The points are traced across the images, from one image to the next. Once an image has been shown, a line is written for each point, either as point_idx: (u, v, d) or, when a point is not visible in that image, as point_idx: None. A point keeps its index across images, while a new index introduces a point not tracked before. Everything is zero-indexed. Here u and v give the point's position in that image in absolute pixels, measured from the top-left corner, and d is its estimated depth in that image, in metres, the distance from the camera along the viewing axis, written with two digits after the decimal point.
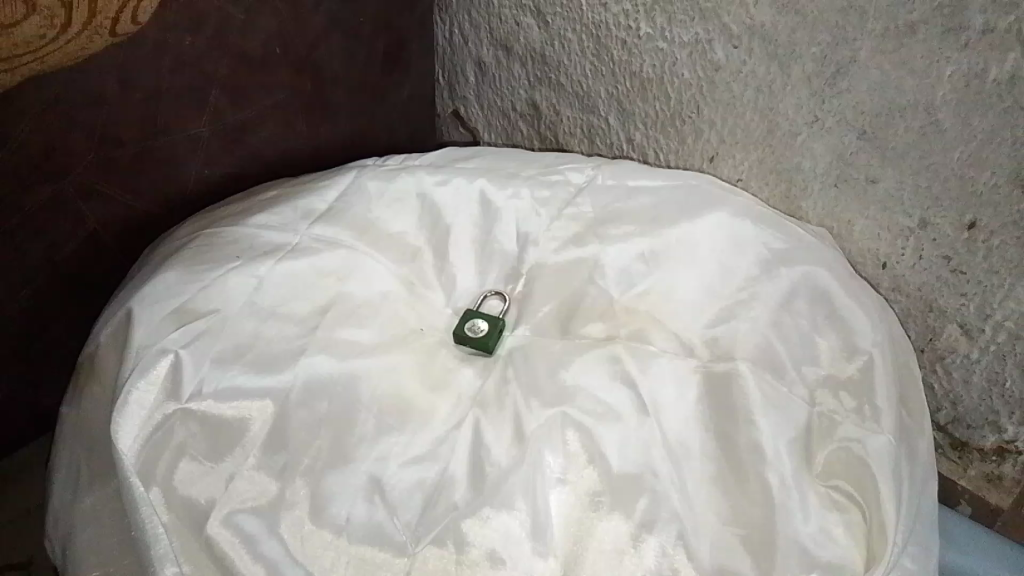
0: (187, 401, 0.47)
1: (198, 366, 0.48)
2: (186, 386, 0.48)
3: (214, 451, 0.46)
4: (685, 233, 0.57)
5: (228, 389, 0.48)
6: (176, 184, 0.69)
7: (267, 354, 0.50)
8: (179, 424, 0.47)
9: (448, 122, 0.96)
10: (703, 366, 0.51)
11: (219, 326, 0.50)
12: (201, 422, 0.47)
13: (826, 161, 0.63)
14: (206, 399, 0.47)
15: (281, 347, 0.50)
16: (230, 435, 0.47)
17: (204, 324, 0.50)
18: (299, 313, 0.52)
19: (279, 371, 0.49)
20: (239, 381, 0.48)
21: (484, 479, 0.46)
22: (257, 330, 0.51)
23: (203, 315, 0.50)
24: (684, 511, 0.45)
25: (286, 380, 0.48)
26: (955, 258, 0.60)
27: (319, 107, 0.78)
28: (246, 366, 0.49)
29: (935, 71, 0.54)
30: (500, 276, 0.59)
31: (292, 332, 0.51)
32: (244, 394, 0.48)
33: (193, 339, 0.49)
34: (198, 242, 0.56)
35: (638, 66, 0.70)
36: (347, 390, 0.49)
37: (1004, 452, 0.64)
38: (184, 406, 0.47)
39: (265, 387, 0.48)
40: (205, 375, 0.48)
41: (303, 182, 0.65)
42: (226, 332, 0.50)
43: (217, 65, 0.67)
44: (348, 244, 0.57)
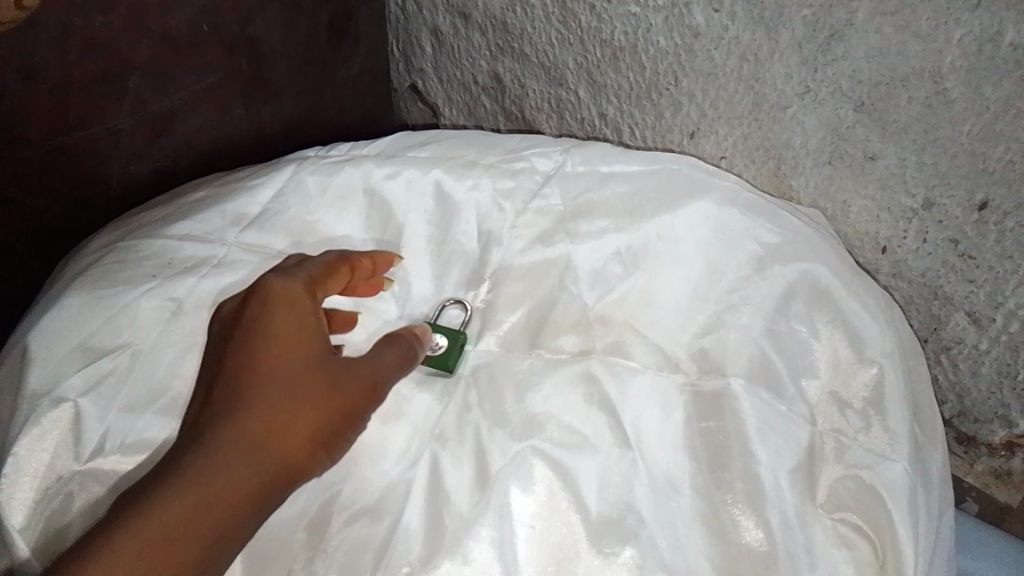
0: (87, 461, 0.43)
1: (102, 416, 0.44)
2: (90, 441, 0.44)
3: None
4: (665, 227, 0.50)
5: (135, 442, 0.44)
6: (96, 183, 0.61)
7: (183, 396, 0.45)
8: (78, 487, 0.43)
9: (406, 97, 0.88)
10: (690, 385, 0.45)
11: (130, 365, 0.46)
12: (103, 482, 0.43)
13: (819, 136, 0.56)
14: (111, 454, 0.43)
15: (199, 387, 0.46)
16: None
17: (112, 363, 0.46)
18: None
19: None
20: (145, 434, 0.44)
21: (444, 533, 0.41)
22: (172, 367, 0.46)
23: (112, 353, 0.46)
24: (672, 555, 0.40)
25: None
26: (964, 242, 0.53)
27: (258, 89, 0.70)
28: (158, 412, 0.45)
29: (943, 34, 0.47)
30: (460, 280, 0.52)
31: None
32: (155, 446, 0.44)
33: (95, 384, 0.45)
34: (113, 255, 0.51)
35: (608, 33, 0.63)
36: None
37: (1014, 447, 0.59)
38: (86, 467, 0.43)
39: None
40: (111, 426, 0.44)
41: (237, 176, 0.58)
42: (134, 374, 0.46)
43: (135, 48, 0.58)
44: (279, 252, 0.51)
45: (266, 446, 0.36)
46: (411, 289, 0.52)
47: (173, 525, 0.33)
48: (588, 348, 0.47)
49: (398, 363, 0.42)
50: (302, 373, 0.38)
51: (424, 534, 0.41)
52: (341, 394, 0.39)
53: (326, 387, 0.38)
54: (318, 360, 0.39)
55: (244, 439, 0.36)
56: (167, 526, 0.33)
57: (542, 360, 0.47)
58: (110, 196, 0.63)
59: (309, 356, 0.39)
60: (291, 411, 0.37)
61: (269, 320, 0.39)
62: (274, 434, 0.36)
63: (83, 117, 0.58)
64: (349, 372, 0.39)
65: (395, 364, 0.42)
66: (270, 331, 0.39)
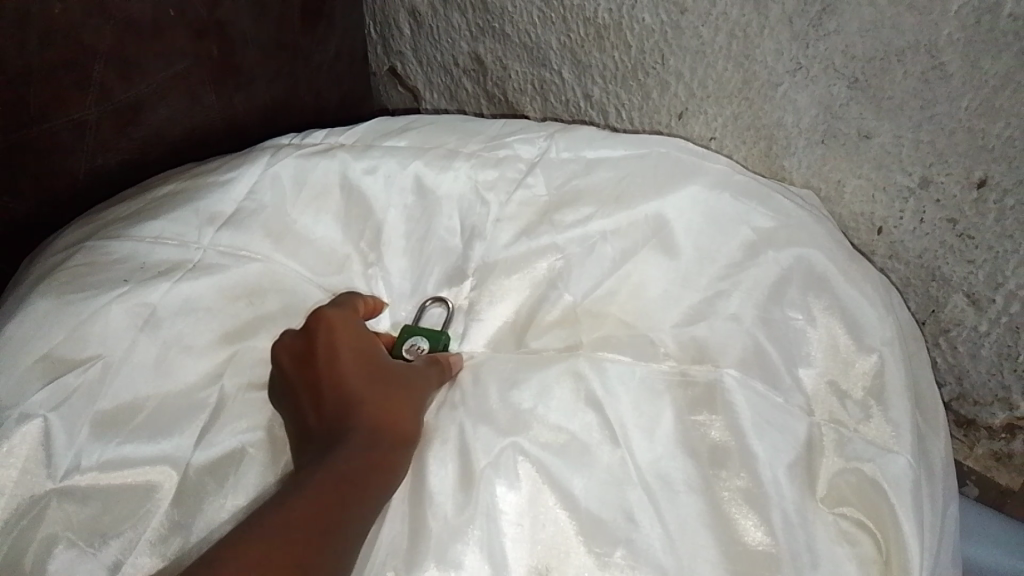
0: (62, 479, 0.42)
1: (72, 434, 0.43)
2: (62, 461, 0.42)
3: (95, 533, 0.41)
4: (655, 212, 0.48)
5: (112, 460, 0.42)
6: (62, 177, 0.59)
7: (162, 413, 0.44)
8: (51, 505, 0.41)
9: (385, 81, 0.85)
10: (680, 370, 0.44)
11: (101, 377, 0.44)
12: (79, 500, 0.41)
13: (812, 115, 0.54)
14: (88, 472, 0.42)
15: (178, 404, 0.45)
16: (119, 508, 0.42)
17: (78, 378, 0.44)
18: (194, 351, 0.46)
19: (176, 435, 0.44)
20: (124, 452, 0.43)
21: (423, 534, 0.39)
22: (149, 385, 0.45)
23: (80, 366, 0.44)
24: (668, 558, 0.38)
25: (179, 446, 0.43)
26: (962, 222, 0.51)
27: (229, 75, 0.67)
28: (136, 432, 0.43)
29: (939, 5, 0.45)
30: (442, 279, 0.51)
31: (191, 380, 0.45)
32: (133, 464, 0.43)
33: (64, 399, 0.43)
34: (78, 258, 0.48)
35: (591, 10, 0.61)
36: (274, 454, 0.44)
37: (1013, 429, 0.58)
38: (61, 485, 0.41)
39: (162, 454, 0.43)
40: (83, 446, 0.42)
41: (206, 170, 0.55)
42: (105, 388, 0.44)
43: (97, 35, 0.56)
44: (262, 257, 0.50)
45: (373, 435, 0.39)
46: (392, 287, 0.51)
47: (328, 491, 0.35)
48: (576, 343, 0.45)
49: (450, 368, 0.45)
50: (372, 378, 0.41)
51: (408, 538, 0.39)
52: (412, 388, 0.42)
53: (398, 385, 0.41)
54: (383, 368, 0.42)
55: (354, 436, 0.38)
56: (325, 496, 0.35)
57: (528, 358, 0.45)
58: (77, 191, 0.60)
59: (377, 362, 0.42)
60: (381, 405, 0.40)
61: (328, 347, 0.42)
62: (374, 425, 0.39)
63: (45, 108, 0.55)
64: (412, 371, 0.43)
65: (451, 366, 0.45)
66: (333, 356, 0.41)
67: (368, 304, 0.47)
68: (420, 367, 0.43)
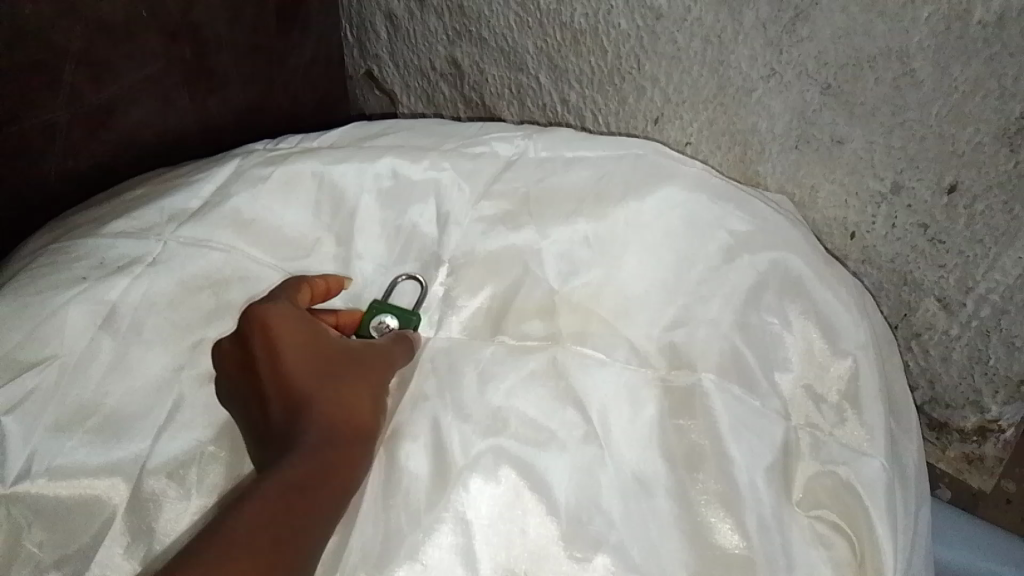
0: (13, 484, 0.41)
1: (29, 436, 0.42)
2: (14, 463, 0.41)
3: (53, 540, 0.40)
4: (631, 213, 0.47)
5: (66, 464, 0.42)
6: (31, 180, 0.58)
7: (117, 416, 0.43)
8: (4, 512, 0.40)
9: (362, 85, 0.84)
10: (660, 379, 0.43)
11: (58, 380, 0.43)
12: (33, 507, 0.41)
13: (785, 121, 0.54)
14: (40, 476, 0.41)
15: (133, 404, 0.44)
16: (74, 516, 0.41)
17: (37, 379, 0.43)
18: (155, 353, 0.45)
19: (131, 440, 0.43)
20: (78, 456, 0.42)
21: (397, 534, 0.39)
22: (104, 384, 0.44)
23: (37, 366, 0.43)
24: (644, 560, 0.38)
25: (136, 453, 0.43)
26: (933, 227, 0.52)
27: (204, 78, 0.67)
28: (91, 434, 0.43)
29: (910, 13, 0.45)
30: (418, 262, 0.49)
31: (149, 377, 0.44)
32: (88, 471, 0.42)
33: (21, 401, 0.42)
34: (40, 260, 0.48)
35: (568, 16, 0.61)
36: (235, 456, 0.43)
37: (985, 432, 0.58)
38: (11, 490, 0.41)
39: (116, 461, 0.42)
40: (37, 447, 0.42)
41: (175, 175, 0.55)
42: (63, 388, 0.43)
43: (68, 36, 0.55)
44: (222, 245, 0.49)
45: (334, 430, 0.38)
46: (363, 273, 0.49)
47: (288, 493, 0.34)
48: (556, 332, 0.45)
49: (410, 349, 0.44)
50: (329, 367, 0.39)
51: (380, 540, 0.38)
52: (370, 375, 0.41)
53: (355, 373, 0.40)
54: (340, 355, 0.40)
55: (315, 431, 0.37)
56: (285, 500, 0.34)
57: (505, 348, 0.45)
58: (45, 194, 0.59)
59: (328, 349, 0.40)
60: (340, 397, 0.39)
61: (278, 338, 0.39)
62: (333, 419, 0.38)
63: (13, 110, 0.54)
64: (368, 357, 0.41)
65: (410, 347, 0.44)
66: (283, 349, 0.39)
67: (324, 285, 0.45)
68: (377, 351, 0.42)
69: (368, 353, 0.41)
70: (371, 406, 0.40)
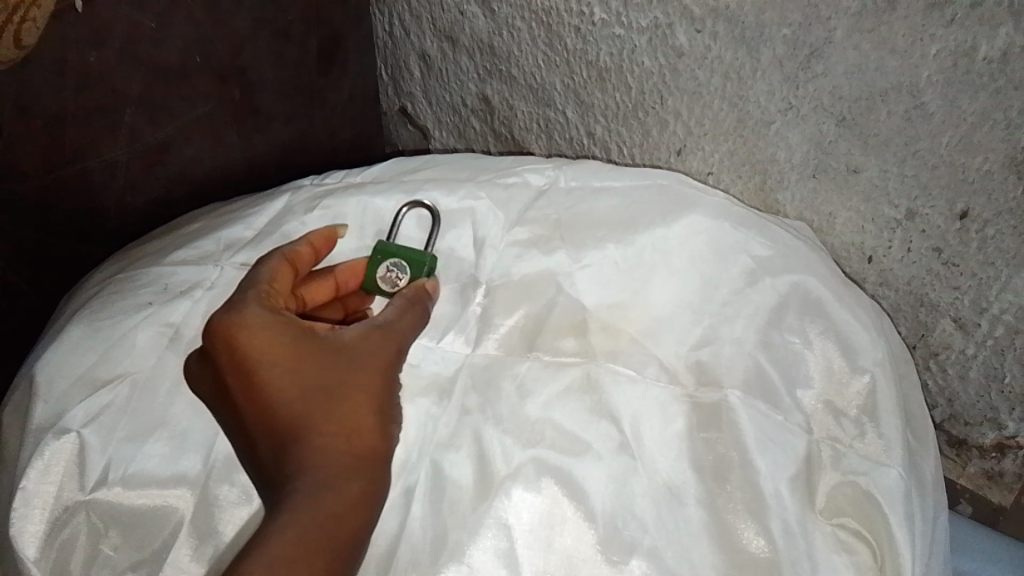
0: (91, 491, 0.44)
1: (105, 447, 0.45)
2: (93, 473, 0.45)
3: (127, 544, 0.44)
4: (659, 238, 0.50)
5: (136, 474, 0.45)
6: (93, 214, 0.62)
7: (181, 429, 0.46)
8: (84, 516, 0.44)
9: (395, 119, 0.87)
10: (688, 396, 0.46)
11: (129, 395, 0.47)
12: (107, 513, 0.44)
13: (803, 151, 0.57)
14: (114, 485, 0.44)
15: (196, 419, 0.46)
16: (146, 522, 0.44)
17: (111, 394, 0.46)
18: None
19: (193, 453, 0.45)
20: (148, 466, 0.45)
21: (444, 543, 0.42)
22: (169, 399, 0.46)
23: (111, 383, 0.47)
24: (677, 565, 0.41)
25: (198, 465, 0.45)
26: (946, 250, 0.55)
27: (250, 117, 0.71)
28: (160, 445, 0.45)
29: (919, 50, 0.48)
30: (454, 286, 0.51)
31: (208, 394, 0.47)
32: (156, 481, 0.44)
33: (97, 414, 0.46)
34: (109, 287, 0.52)
35: (593, 55, 0.63)
36: None
37: (1004, 448, 0.60)
38: (89, 497, 0.44)
39: (181, 472, 0.45)
40: (112, 457, 0.45)
41: (232, 209, 0.58)
42: (133, 403, 0.46)
43: (128, 81, 0.59)
44: None
45: (340, 426, 0.41)
46: None
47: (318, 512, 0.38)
48: (589, 348, 0.48)
49: (414, 318, 0.47)
50: (319, 367, 0.42)
51: (430, 542, 0.42)
52: (369, 359, 0.43)
53: (352, 365, 0.42)
54: (331, 351, 0.42)
55: (321, 439, 0.40)
56: (317, 517, 0.38)
57: (541, 363, 0.47)
58: (105, 228, 0.63)
59: (313, 352, 0.42)
60: (339, 394, 0.42)
61: (258, 349, 0.41)
62: (337, 417, 0.41)
63: (79, 150, 0.58)
64: (364, 341, 0.43)
65: (411, 320, 0.47)
66: (268, 358, 0.41)
67: (311, 249, 0.49)
68: (375, 332, 0.44)
69: (364, 338, 0.44)
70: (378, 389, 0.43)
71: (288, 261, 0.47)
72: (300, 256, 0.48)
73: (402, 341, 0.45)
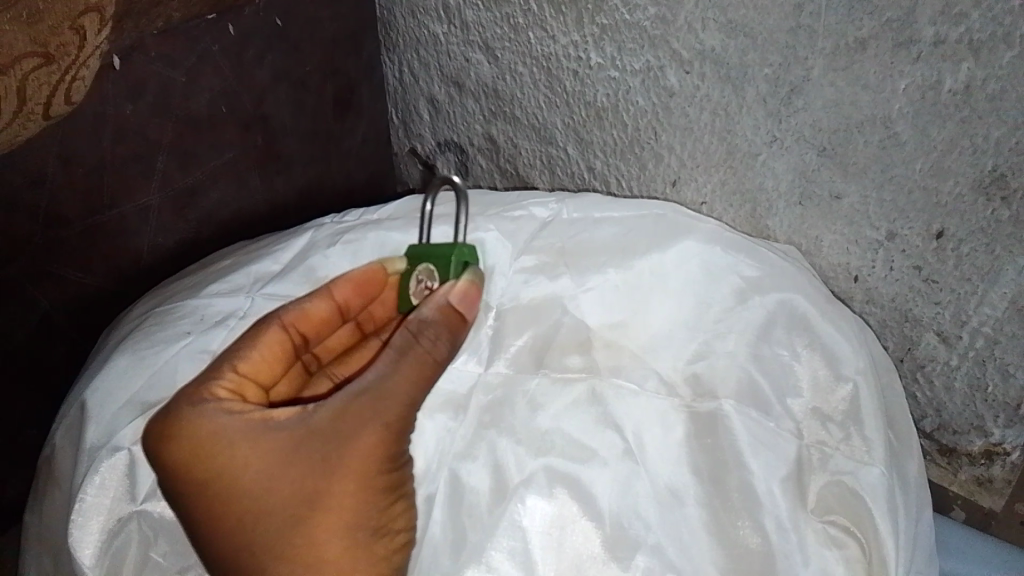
0: (142, 502, 0.50)
1: None
2: (142, 487, 0.50)
3: (176, 550, 0.49)
4: (656, 263, 0.55)
5: None
6: (129, 256, 0.67)
7: None
8: (136, 524, 0.50)
9: (406, 160, 0.89)
10: (687, 406, 0.50)
11: None
12: (156, 522, 0.50)
13: (788, 180, 0.58)
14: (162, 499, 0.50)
15: None
16: None
17: None
18: None
19: None
20: None
21: (465, 543, 0.47)
22: None
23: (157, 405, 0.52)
24: (680, 560, 0.46)
25: None
26: (926, 268, 0.55)
27: (272, 162, 0.76)
28: None
29: (889, 85, 0.50)
30: None
31: None
32: None
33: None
34: (150, 320, 0.57)
35: (591, 96, 0.66)
36: None
37: (992, 455, 0.61)
38: (140, 508, 0.50)
39: None
40: None
41: (258, 246, 0.63)
42: None
43: (161, 131, 0.64)
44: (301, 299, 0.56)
45: (300, 520, 0.44)
46: None
47: None
48: (593, 364, 0.52)
49: (424, 365, 0.45)
50: (275, 464, 0.44)
51: (451, 543, 0.47)
52: (340, 444, 0.44)
53: (313, 456, 0.44)
54: (293, 444, 0.44)
55: (275, 533, 0.44)
56: None
57: (548, 379, 0.52)
58: (140, 269, 0.68)
59: (266, 453, 0.44)
60: (302, 491, 0.44)
61: (212, 453, 0.44)
62: (296, 512, 0.44)
63: (116, 196, 0.63)
64: (334, 426, 0.44)
65: (416, 373, 0.45)
66: (221, 464, 0.44)
67: (330, 304, 0.53)
68: (346, 411, 0.44)
69: (334, 421, 0.44)
70: (354, 471, 0.44)
71: (286, 327, 0.51)
72: (309, 315, 0.52)
73: (393, 406, 0.44)
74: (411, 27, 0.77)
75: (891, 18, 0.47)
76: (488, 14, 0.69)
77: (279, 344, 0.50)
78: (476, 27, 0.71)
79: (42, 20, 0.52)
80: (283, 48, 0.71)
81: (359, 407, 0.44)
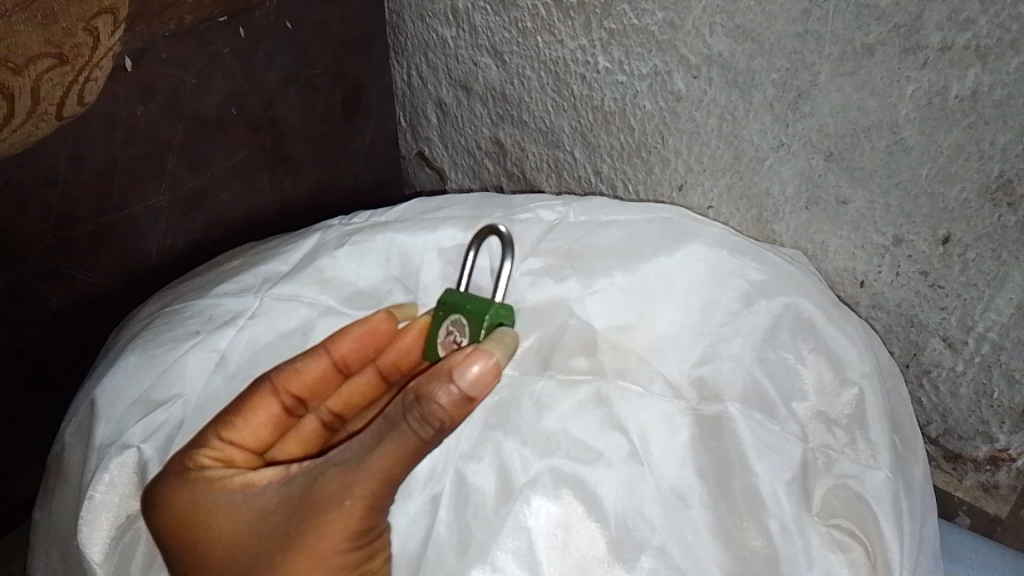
0: None
1: (162, 460, 0.51)
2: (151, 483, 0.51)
3: None
4: (662, 267, 0.55)
5: None
6: (140, 256, 0.67)
7: None
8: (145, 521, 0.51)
9: (414, 163, 0.89)
10: (692, 409, 0.51)
11: (182, 414, 0.53)
12: None
13: (795, 185, 0.58)
14: None
15: None
16: None
17: (165, 413, 0.53)
18: None
19: None
20: None
21: (469, 541, 0.48)
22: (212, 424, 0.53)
23: (165, 404, 0.53)
24: (684, 561, 0.47)
25: None
26: (932, 274, 0.55)
27: (281, 164, 0.76)
28: None
29: (896, 91, 0.50)
30: None
31: None
32: None
33: (153, 431, 0.52)
34: (159, 320, 0.57)
35: (598, 100, 0.67)
36: None
37: (997, 461, 0.61)
38: None
39: None
40: None
41: (267, 247, 0.63)
42: (184, 421, 0.52)
43: (171, 132, 0.64)
44: (309, 299, 0.57)
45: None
46: None
47: None
48: (599, 365, 0.53)
49: (401, 443, 0.42)
50: (249, 525, 0.46)
51: (456, 542, 0.49)
52: (308, 518, 0.44)
53: (282, 526, 0.45)
54: (271, 507, 0.46)
55: None
56: None
57: (555, 380, 0.53)
58: (150, 269, 0.69)
59: (242, 518, 0.46)
60: (267, 556, 0.45)
61: (191, 510, 0.47)
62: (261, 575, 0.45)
63: (126, 196, 0.63)
64: (307, 497, 0.45)
65: (390, 453, 0.42)
66: (205, 522, 0.47)
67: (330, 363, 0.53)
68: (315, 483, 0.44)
69: (307, 491, 0.45)
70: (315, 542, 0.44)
71: (278, 390, 0.52)
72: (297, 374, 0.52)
73: (366, 484, 0.43)
74: (420, 30, 0.78)
75: (897, 24, 0.48)
76: (496, 18, 0.70)
77: (265, 408, 0.51)
78: (484, 31, 0.72)
79: (57, 21, 0.53)
80: (293, 51, 0.72)
81: (330, 478, 0.44)
